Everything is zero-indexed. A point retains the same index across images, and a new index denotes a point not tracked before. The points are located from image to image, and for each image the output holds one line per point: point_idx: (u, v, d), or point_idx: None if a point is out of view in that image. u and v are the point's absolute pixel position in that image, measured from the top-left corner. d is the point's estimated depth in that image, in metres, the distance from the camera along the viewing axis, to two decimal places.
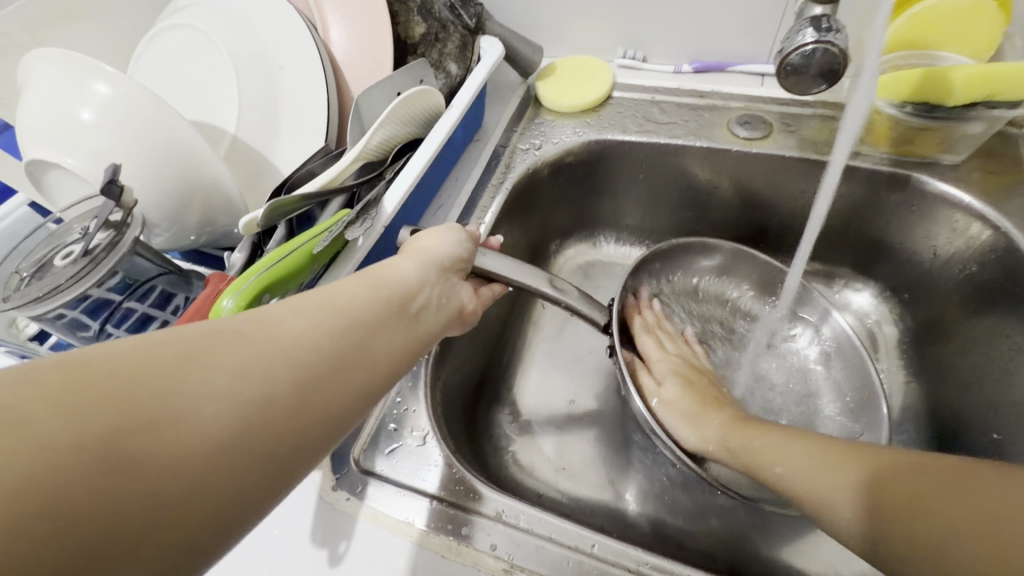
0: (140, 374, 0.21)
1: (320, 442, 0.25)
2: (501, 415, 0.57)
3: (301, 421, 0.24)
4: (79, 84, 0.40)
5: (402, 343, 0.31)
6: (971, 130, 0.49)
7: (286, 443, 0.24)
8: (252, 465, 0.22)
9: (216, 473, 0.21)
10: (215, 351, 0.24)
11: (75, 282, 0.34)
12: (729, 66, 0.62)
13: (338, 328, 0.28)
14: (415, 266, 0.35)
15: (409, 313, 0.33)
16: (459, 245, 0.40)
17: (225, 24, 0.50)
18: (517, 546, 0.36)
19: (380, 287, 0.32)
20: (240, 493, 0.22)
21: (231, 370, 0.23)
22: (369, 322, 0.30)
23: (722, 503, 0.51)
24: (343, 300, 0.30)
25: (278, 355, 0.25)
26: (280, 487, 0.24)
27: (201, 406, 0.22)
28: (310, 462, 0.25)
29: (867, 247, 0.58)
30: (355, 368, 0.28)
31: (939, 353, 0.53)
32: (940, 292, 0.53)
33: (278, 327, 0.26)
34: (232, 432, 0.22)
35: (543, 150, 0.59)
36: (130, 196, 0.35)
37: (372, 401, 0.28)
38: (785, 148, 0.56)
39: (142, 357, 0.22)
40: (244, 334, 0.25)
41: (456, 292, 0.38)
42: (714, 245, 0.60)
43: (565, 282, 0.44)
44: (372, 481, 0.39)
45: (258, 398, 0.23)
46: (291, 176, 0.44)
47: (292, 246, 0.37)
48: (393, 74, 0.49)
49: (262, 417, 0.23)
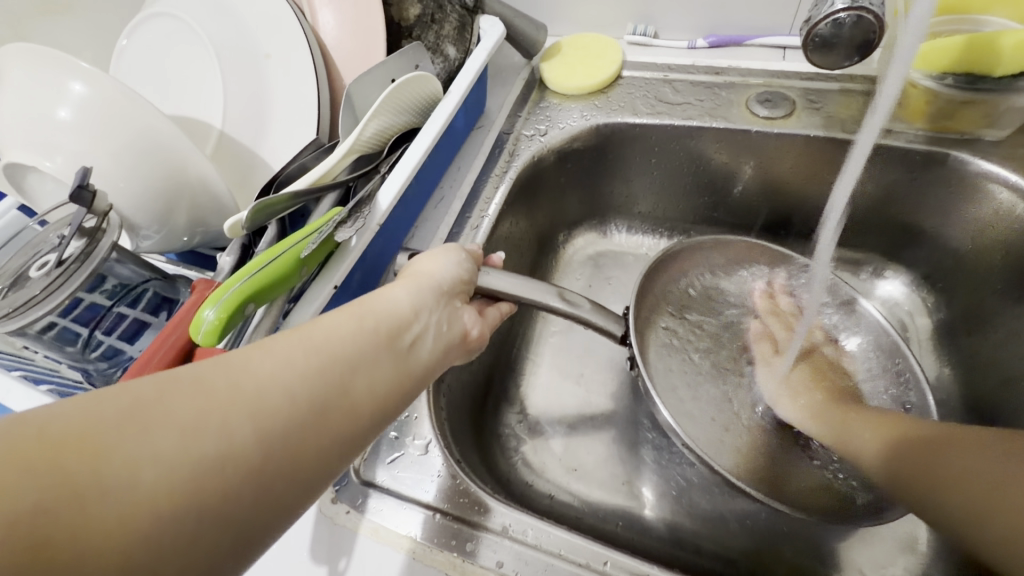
0: (71, 440, 0.19)
1: (286, 501, 0.23)
2: (510, 414, 0.55)
3: (262, 481, 0.22)
4: (52, 82, 0.38)
5: (390, 378, 0.29)
6: (1018, 102, 0.44)
7: (243, 507, 0.22)
8: (202, 534, 0.20)
9: (156, 550, 0.19)
10: (164, 406, 0.21)
11: (50, 293, 0.32)
12: (748, 40, 0.58)
13: (314, 368, 0.26)
14: (410, 292, 0.33)
15: (401, 345, 0.30)
16: (460, 266, 0.37)
17: (209, 12, 0.47)
18: (525, 563, 0.34)
19: (366, 317, 0.30)
20: (186, 569, 0.20)
21: (181, 427, 0.21)
22: (350, 359, 0.27)
23: (744, 506, 0.48)
24: (323, 334, 0.27)
25: (239, 407, 0.23)
26: (238, 554, 0.22)
27: (141, 474, 0.20)
28: (274, 522, 0.23)
29: (899, 231, 0.54)
30: (329, 414, 0.25)
31: (979, 345, 0.49)
32: (979, 280, 0.49)
33: (242, 372, 0.24)
34: (181, 501, 0.20)
35: (549, 136, 0.56)
36: (104, 201, 0.34)
37: (351, 448, 0.26)
38: (809, 127, 0.52)
39: (79, 418, 0.20)
40: (201, 381, 0.23)
41: (458, 318, 0.35)
42: (736, 238, 0.55)
43: (577, 295, 0.42)
44: (372, 493, 0.38)
45: (211, 458, 0.21)
46: (281, 172, 0.41)
47: (278, 251, 0.35)
48: (386, 60, 0.46)
49: (215, 481, 0.21)
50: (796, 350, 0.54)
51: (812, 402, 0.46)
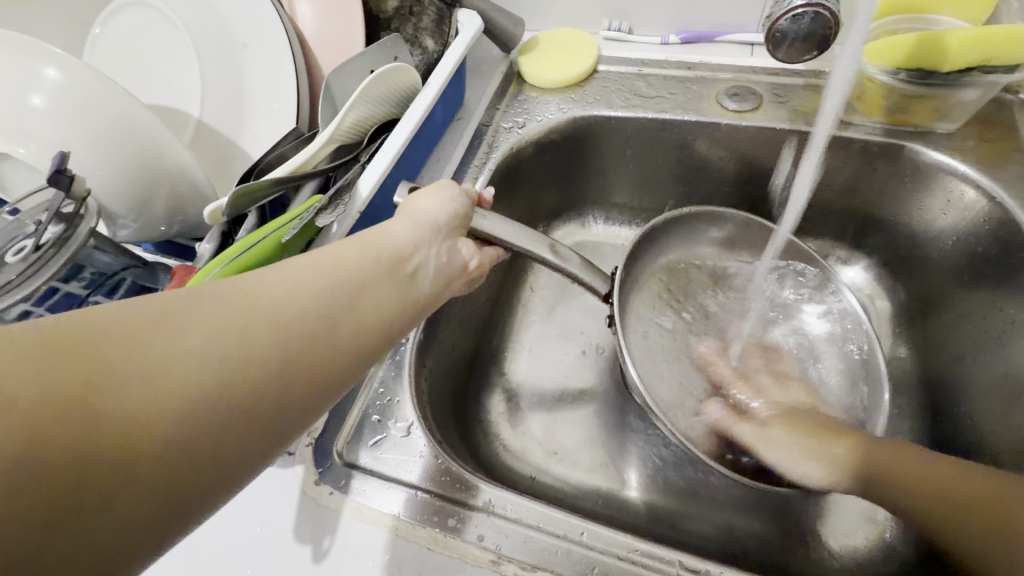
0: (111, 333, 0.22)
1: (305, 401, 0.26)
2: (492, 401, 0.56)
3: (284, 380, 0.25)
4: (23, 67, 0.37)
5: (394, 303, 0.31)
6: (965, 97, 0.47)
7: (267, 402, 0.24)
8: (233, 422, 0.23)
9: (194, 430, 0.22)
10: (191, 310, 0.24)
11: (26, 278, 0.33)
12: (717, 37, 0.60)
13: (325, 287, 0.28)
14: (410, 229, 0.34)
15: (403, 274, 0.32)
16: (454, 202, 0.38)
17: (185, 1, 0.47)
18: (505, 536, 0.35)
19: (370, 247, 0.32)
20: (219, 451, 0.23)
21: (207, 329, 0.24)
22: (356, 282, 0.30)
23: (715, 482, 0.51)
24: (332, 259, 0.30)
25: (261, 314, 0.25)
26: (265, 446, 0.25)
27: (175, 364, 0.22)
28: (298, 418, 0.26)
29: (859, 220, 0.57)
30: (340, 327, 0.28)
31: (932, 326, 0.52)
32: (932, 265, 0.52)
33: (260, 285, 0.26)
34: (212, 390, 0.23)
35: (527, 128, 0.58)
36: (81, 186, 0.33)
37: (361, 361, 0.29)
38: (775, 120, 0.54)
39: (116, 315, 0.22)
40: (224, 293, 0.25)
41: (458, 250, 0.37)
42: (724, 214, 0.56)
43: (567, 249, 0.42)
44: (356, 474, 0.38)
45: (240, 355, 0.24)
46: (260, 161, 0.42)
47: (261, 234, 0.36)
48: (365, 51, 0.47)
49: (242, 376, 0.24)
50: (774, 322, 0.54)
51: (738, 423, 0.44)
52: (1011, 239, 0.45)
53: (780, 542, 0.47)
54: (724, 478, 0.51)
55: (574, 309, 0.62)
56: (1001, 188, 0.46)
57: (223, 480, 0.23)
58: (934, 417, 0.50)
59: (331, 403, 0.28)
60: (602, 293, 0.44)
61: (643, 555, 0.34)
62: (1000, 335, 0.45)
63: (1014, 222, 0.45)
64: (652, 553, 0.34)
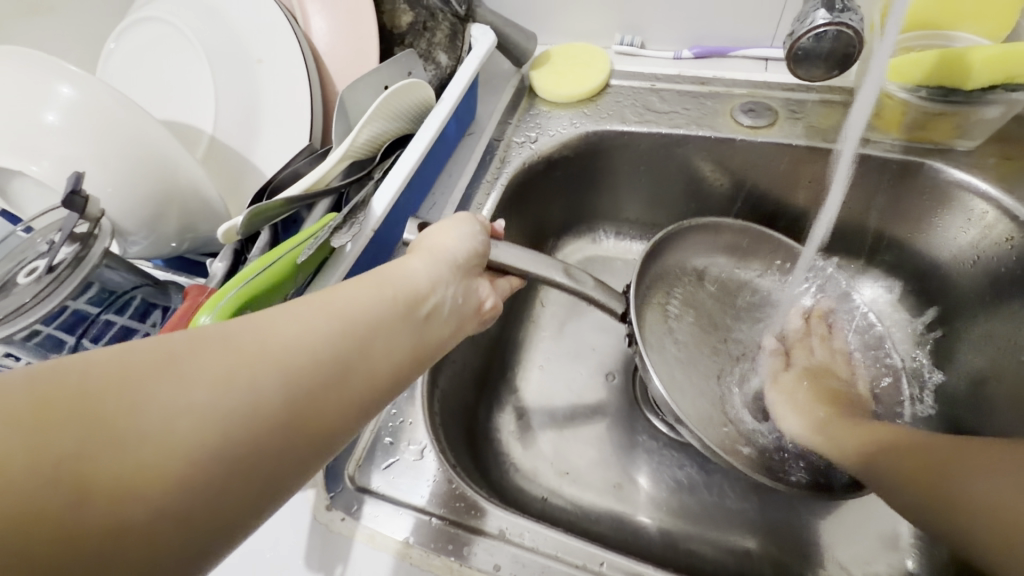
0: (112, 386, 0.21)
1: (310, 453, 0.25)
2: (502, 419, 0.55)
3: (289, 433, 0.24)
4: (38, 84, 0.37)
5: (406, 346, 0.30)
6: (986, 114, 0.47)
7: (270, 456, 0.24)
8: (232, 479, 0.22)
9: (191, 490, 0.21)
10: (196, 358, 0.23)
11: (41, 299, 0.32)
12: (731, 52, 0.59)
13: (336, 332, 0.27)
14: (426, 266, 0.34)
15: (417, 316, 0.31)
16: (473, 237, 0.37)
17: (199, 17, 0.47)
18: (521, 566, 0.34)
19: (385, 287, 0.31)
20: (217, 510, 0.22)
21: (211, 379, 0.23)
22: (370, 325, 0.29)
23: (731, 504, 0.50)
24: (345, 301, 0.29)
25: (269, 363, 0.24)
26: (264, 502, 0.24)
27: (176, 419, 0.21)
28: (300, 471, 0.25)
29: (876, 238, 0.56)
30: (349, 374, 0.27)
31: (952, 346, 0.51)
32: (952, 284, 0.51)
33: (269, 330, 0.26)
34: (212, 447, 0.22)
35: (539, 143, 0.57)
36: (97, 207, 0.33)
37: (368, 409, 0.28)
38: (791, 136, 0.53)
39: (119, 365, 0.22)
40: (231, 339, 0.24)
41: (474, 291, 0.36)
42: (733, 225, 0.56)
43: (581, 273, 0.42)
44: (367, 499, 0.37)
45: (243, 408, 0.23)
46: (273, 178, 0.41)
47: (274, 256, 0.35)
48: (379, 67, 0.46)
49: (245, 431, 0.23)
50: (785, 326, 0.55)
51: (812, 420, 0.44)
52: None
53: (799, 569, 0.46)
54: (740, 501, 0.50)
55: (585, 325, 0.61)
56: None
57: (219, 539, 0.22)
58: None
59: (338, 452, 0.27)
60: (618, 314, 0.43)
61: None
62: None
63: None
64: None
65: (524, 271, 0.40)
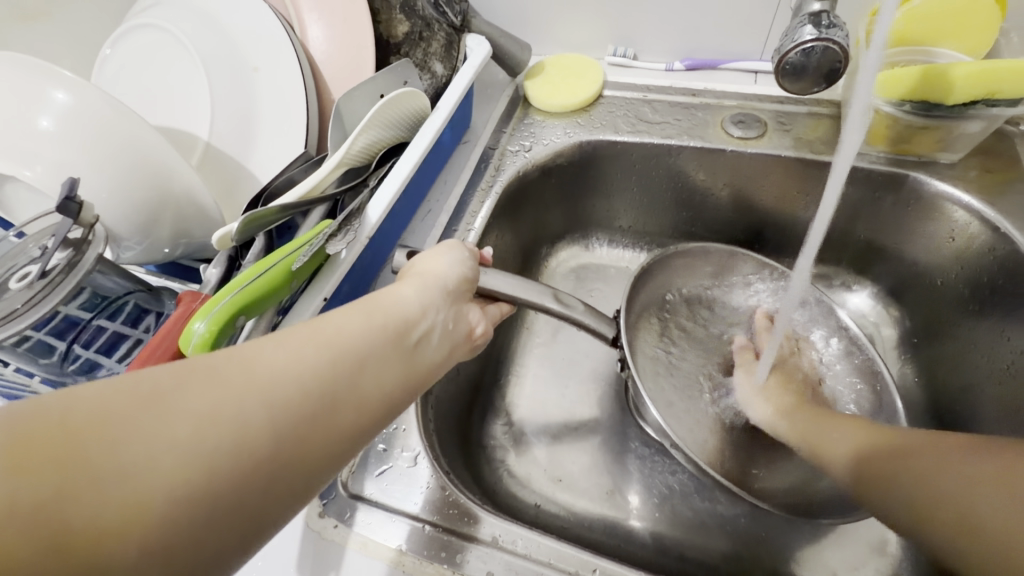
0: (95, 423, 0.21)
1: (295, 489, 0.25)
2: (495, 426, 0.56)
3: (273, 468, 0.24)
4: (32, 89, 0.37)
5: (397, 374, 0.29)
6: (969, 129, 0.48)
7: (254, 492, 0.23)
8: (215, 518, 0.22)
9: (171, 531, 0.21)
10: (181, 393, 0.23)
11: (32, 305, 0.32)
12: (722, 64, 0.60)
13: (326, 362, 0.27)
14: (416, 292, 0.33)
15: (409, 342, 0.31)
16: (462, 264, 0.38)
17: (196, 24, 0.47)
18: (514, 574, 0.34)
19: (375, 313, 0.30)
20: (198, 550, 0.22)
21: (196, 414, 0.23)
22: (360, 354, 0.28)
23: (723, 511, 0.50)
24: (335, 329, 0.28)
25: (256, 397, 0.24)
26: (250, 537, 0.24)
27: (159, 459, 0.21)
28: (287, 506, 0.25)
29: (863, 248, 0.57)
30: (338, 406, 0.27)
31: (938, 354, 0.52)
32: (937, 295, 0.52)
33: (257, 362, 0.25)
34: (196, 486, 0.22)
35: (533, 152, 0.58)
36: (91, 213, 0.33)
37: (357, 440, 0.28)
38: (780, 147, 0.54)
39: (103, 401, 0.22)
40: (218, 371, 0.24)
41: (463, 317, 0.36)
42: (708, 248, 0.57)
43: (571, 298, 0.42)
44: (360, 506, 0.37)
45: (228, 444, 0.23)
46: (269, 185, 0.42)
47: (269, 262, 0.35)
48: (375, 76, 0.47)
49: (229, 467, 0.23)
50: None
51: (785, 402, 0.46)
52: (1015, 270, 0.45)
53: None
54: (732, 507, 0.50)
55: (578, 332, 0.62)
56: (1005, 218, 0.46)
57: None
58: None
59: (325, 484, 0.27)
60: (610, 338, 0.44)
61: None
62: (1007, 365, 0.45)
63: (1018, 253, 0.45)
64: None
65: (513, 297, 0.41)
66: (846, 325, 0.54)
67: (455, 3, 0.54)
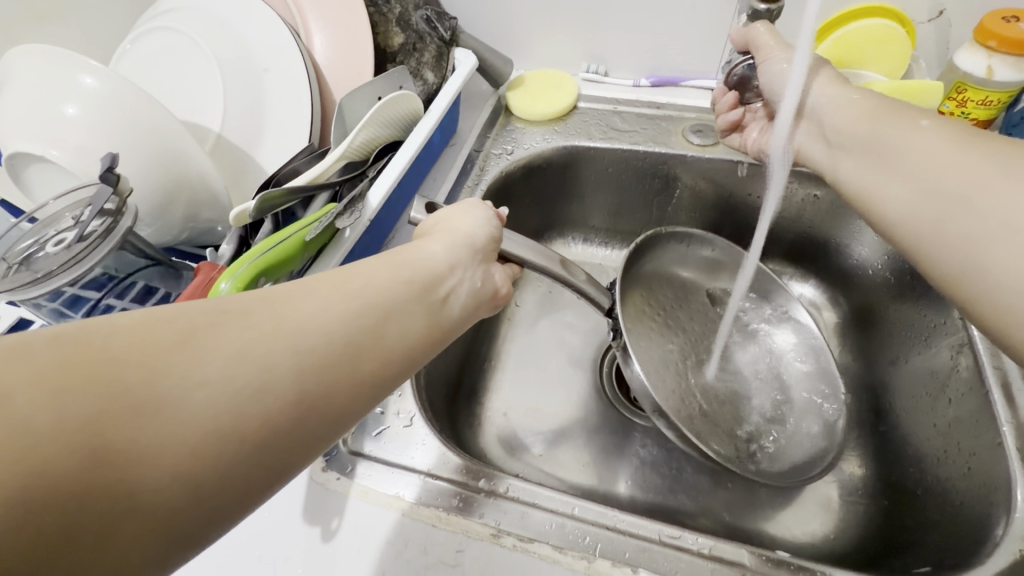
0: (132, 357, 0.22)
1: (319, 432, 0.26)
2: (479, 407, 0.60)
3: (297, 413, 0.25)
4: (62, 78, 0.40)
5: (418, 326, 0.31)
6: None
7: (279, 434, 0.25)
8: (240, 456, 0.23)
9: (199, 463, 0.22)
10: (215, 335, 0.24)
11: (66, 268, 0.36)
12: (682, 82, 0.68)
13: (350, 313, 0.28)
14: (445, 250, 0.36)
15: (433, 297, 0.33)
16: (488, 224, 0.41)
17: (209, 29, 0.52)
18: (503, 512, 0.38)
19: (402, 269, 0.33)
20: (222, 486, 0.23)
21: (228, 356, 0.24)
22: (386, 306, 0.30)
23: (690, 479, 0.54)
24: (361, 281, 0.30)
25: (283, 344, 0.25)
26: (274, 477, 0.25)
27: (190, 393, 0.22)
28: (311, 447, 0.26)
29: (807, 245, 0.65)
30: (361, 356, 0.28)
31: (871, 334, 0.59)
32: (870, 285, 0.60)
33: (286, 311, 0.27)
34: (224, 421, 0.23)
35: (515, 155, 0.63)
36: (126, 184, 0.37)
37: (376, 392, 0.29)
38: (733, 153, 0.61)
39: (140, 336, 0.23)
40: (249, 314, 0.26)
41: (491, 276, 0.39)
42: (706, 237, 0.61)
43: (575, 266, 0.48)
44: (360, 461, 0.41)
45: (256, 385, 0.24)
46: (276, 173, 0.46)
47: (285, 234, 0.41)
48: (373, 80, 0.52)
49: (255, 408, 0.24)
50: (741, 343, 0.59)
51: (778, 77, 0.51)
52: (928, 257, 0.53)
53: (748, 533, 0.51)
54: (697, 474, 0.55)
55: (556, 321, 0.67)
56: None
57: (231, 508, 0.23)
58: (876, 414, 0.55)
59: (345, 433, 0.28)
60: (605, 307, 0.49)
61: (626, 524, 0.38)
62: (927, 333, 0.52)
63: None
64: (634, 522, 0.38)
65: (523, 259, 0.45)
66: (801, 316, 0.59)
67: (446, 20, 0.61)
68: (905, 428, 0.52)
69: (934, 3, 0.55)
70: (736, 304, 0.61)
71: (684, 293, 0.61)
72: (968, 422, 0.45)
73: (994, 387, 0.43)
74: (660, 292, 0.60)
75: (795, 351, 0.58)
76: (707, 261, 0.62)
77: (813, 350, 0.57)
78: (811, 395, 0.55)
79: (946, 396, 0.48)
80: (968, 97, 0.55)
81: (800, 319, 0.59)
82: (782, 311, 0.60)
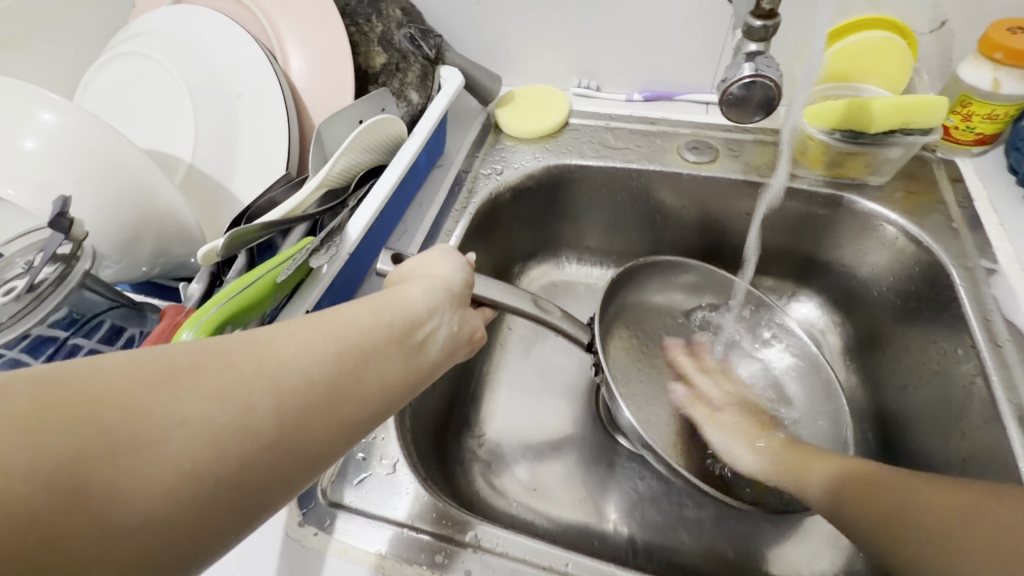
0: (114, 396, 0.20)
1: (296, 476, 0.24)
2: (470, 439, 0.57)
3: (277, 455, 0.23)
4: (18, 110, 0.38)
5: (398, 371, 0.29)
6: (891, 155, 0.53)
7: (256, 478, 0.22)
8: (215, 499, 0.21)
9: (176, 507, 0.20)
10: (199, 372, 0.22)
11: (17, 320, 0.35)
12: (677, 96, 0.65)
13: (332, 353, 0.26)
14: (424, 293, 0.34)
15: (413, 341, 0.31)
16: (464, 269, 0.39)
17: (179, 52, 0.49)
18: (492, 571, 0.36)
19: (382, 311, 0.30)
20: (196, 529, 0.20)
21: (210, 393, 0.22)
22: (366, 347, 0.28)
23: (691, 516, 0.52)
24: (343, 322, 0.28)
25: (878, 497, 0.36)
26: (247, 520, 0.22)
27: (166, 433, 0.20)
28: (286, 492, 0.24)
29: (806, 263, 0.62)
30: (342, 401, 0.26)
31: (878, 359, 0.57)
32: (875, 308, 0.58)
33: (268, 348, 0.24)
34: (202, 461, 0.20)
35: (504, 175, 0.61)
36: (79, 229, 0.36)
37: (353, 437, 0.26)
38: (730, 171, 0.59)
39: (125, 370, 0.20)
40: (230, 353, 0.23)
41: (469, 319, 0.37)
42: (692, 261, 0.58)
43: (548, 304, 0.45)
44: (340, 514, 0.39)
45: (237, 423, 0.22)
46: (251, 206, 0.43)
47: (257, 274, 0.39)
48: (355, 103, 0.50)
49: (233, 449, 0.21)
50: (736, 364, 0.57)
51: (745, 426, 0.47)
52: (936, 280, 0.50)
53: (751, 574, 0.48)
54: (700, 510, 0.52)
55: (550, 346, 0.64)
56: (926, 234, 0.52)
57: (202, 557, 0.21)
58: (885, 443, 0.53)
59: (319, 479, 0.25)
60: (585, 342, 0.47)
61: None
62: (935, 366, 0.49)
63: (938, 265, 0.50)
64: None
65: (497, 302, 0.42)
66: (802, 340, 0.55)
67: (431, 38, 0.58)
68: (918, 458, 0.49)
69: (935, 14, 0.53)
70: (724, 324, 0.59)
71: (674, 320, 0.59)
72: (984, 453, 0.42)
73: (1010, 419, 0.41)
74: (644, 326, 0.58)
75: (788, 372, 0.56)
76: (691, 284, 0.60)
77: (809, 370, 0.55)
78: (815, 419, 0.52)
79: (960, 427, 0.45)
80: (972, 111, 0.53)
81: (798, 336, 0.56)
82: (776, 326, 0.57)
